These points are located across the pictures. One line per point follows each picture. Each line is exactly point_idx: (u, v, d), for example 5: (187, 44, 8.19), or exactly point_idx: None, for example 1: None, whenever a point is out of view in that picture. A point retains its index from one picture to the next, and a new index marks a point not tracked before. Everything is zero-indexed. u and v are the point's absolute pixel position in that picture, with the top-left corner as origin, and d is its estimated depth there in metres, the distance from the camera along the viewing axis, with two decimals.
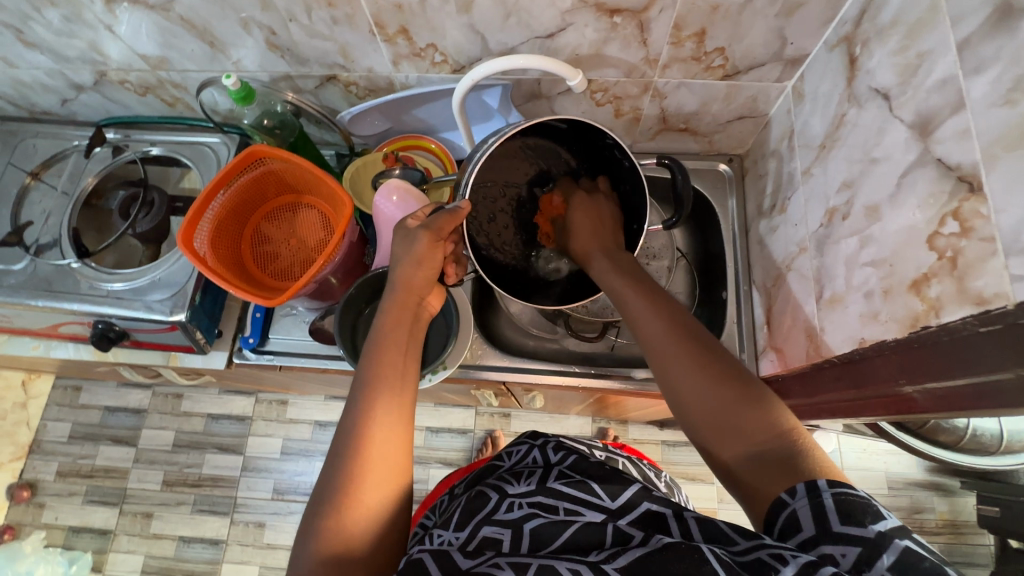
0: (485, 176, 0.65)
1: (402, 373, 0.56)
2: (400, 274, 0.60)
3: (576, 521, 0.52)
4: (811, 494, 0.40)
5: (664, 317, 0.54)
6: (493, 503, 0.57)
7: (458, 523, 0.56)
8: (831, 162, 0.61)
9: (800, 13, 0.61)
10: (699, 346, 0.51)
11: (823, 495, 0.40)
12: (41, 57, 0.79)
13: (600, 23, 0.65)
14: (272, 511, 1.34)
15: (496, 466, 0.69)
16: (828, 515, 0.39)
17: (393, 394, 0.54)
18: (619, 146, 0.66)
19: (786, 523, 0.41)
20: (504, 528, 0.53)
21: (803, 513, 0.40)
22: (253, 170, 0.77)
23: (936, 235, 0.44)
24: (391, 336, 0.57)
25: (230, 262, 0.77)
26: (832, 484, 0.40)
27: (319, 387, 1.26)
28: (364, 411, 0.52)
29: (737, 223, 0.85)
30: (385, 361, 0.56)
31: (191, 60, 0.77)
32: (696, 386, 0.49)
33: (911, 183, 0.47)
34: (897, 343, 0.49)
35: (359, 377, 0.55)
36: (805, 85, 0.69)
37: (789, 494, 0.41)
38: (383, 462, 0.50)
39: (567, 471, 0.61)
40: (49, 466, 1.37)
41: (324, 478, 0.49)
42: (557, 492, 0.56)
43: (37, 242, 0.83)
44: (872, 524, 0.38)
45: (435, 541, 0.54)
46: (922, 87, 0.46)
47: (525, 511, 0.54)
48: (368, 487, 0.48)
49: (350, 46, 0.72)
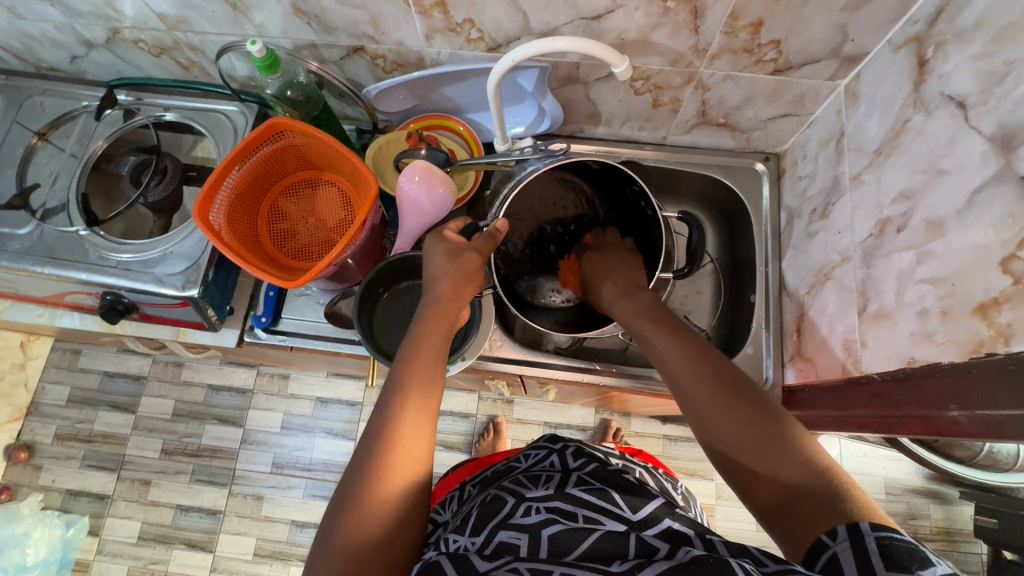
0: (515, 210, 0.78)
1: (432, 382, 0.54)
2: (441, 284, 0.60)
3: (596, 529, 0.50)
4: (853, 536, 0.38)
5: (689, 355, 0.54)
6: (510, 507, 0.55)
7: (474, 527, 0.54)
8: (887, 170, 0.58)
9: (867, 8, 0.58)
10: (728, 383, 0.51)
11: (866, 537, 0.38)
12: (52, 9, 0.75)
13: (652, 7, 0.61)
14: (270, 485, 1.33)
15: (512, 468, 0.68)
16: (872, 557, 0.37)
17: (422, 395, 0.52)
18: (644, 195, 0.75)
19: (826, 565, 0.38)
20: (521, 532, 0.51)
21: (844, 556, 0.38)
22: (272, 143, 0.74)
23: (1012, 258, 0.42)
24: (424, 338, 0.56)
25: (245, 239, 0.74)
26: (875, 526, 0.38)
27: (322, 365, 1.24)
28: (394, 409, 0.50)
29: (770, 225, 0.83)
30: (418, 361, 0.54)
31: (211, 21, 0.73)
32: (725, 424, 0.48)
33: (986, 201, 0.45)
34: (952, 367, 0.47)
35: (391, 375, 0.54)
36: (861, 85, 0.65)
37: (829, 536, 0.39)
38: (406, 462, 0.48)
39: (587, 477, 0.60)
40: (48, 429, 1.35)
41: (348, 472, 0.48)
42: (575, 498, 0.55)
43: (44, 206, 0.79)
44: (921, 570, 0.35)
45: (450, 547, 0.52)
46: (1008, 98, 0.43)
47: (543, 515, 0.53)
48: (388, 486, 0.46)
49: (381, 16, 0.68)
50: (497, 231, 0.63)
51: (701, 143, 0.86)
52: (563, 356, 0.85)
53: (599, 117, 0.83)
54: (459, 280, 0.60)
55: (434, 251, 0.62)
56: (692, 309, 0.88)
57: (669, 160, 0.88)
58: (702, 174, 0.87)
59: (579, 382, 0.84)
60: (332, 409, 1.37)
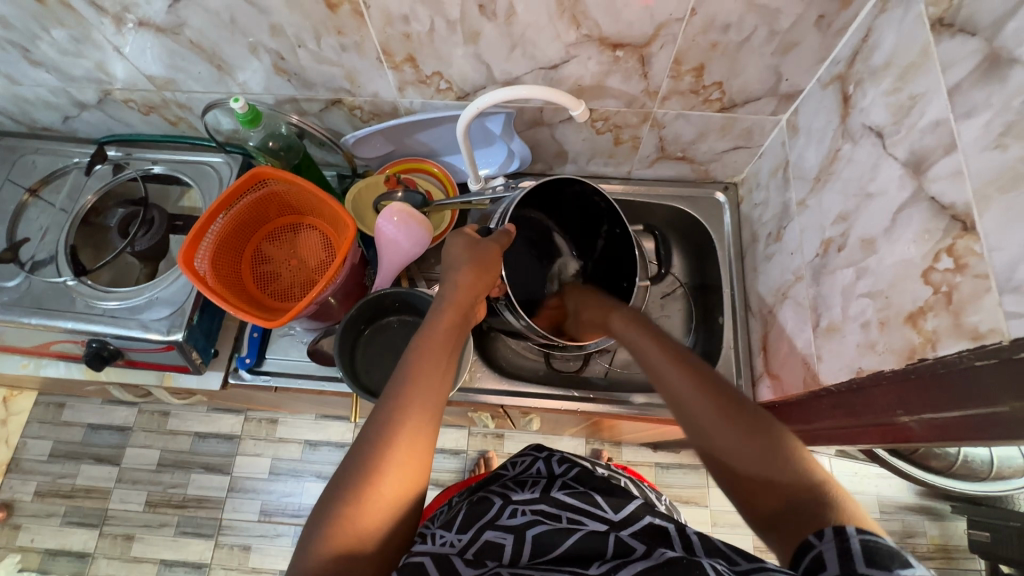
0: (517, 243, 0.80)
1: (439, 381, 0.55)
2: (462, 272, 0.63)
3: (578, 529, 0.52)
4: (838, 537, 0.40)
5: (677, 362, 0.56)
6: (496, 509, 0.58)
7: (460, 525, 0.57)
8: (826, 194, 0.63)
9: (795, 51, 0.64)
10: (716, 391, 0.53)
11: (851, 539, 0.39)
12: (46, 75, 0.80)
13: (603, 56, 0.67)
14: (258, 534, 1.31)
15: (500, 475, 0.70)
16: (853, 557, 0.38)
17: (426, 395, 0.53)
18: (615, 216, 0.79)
19: (810, 565, 0.40)
20: (506, 532, 0.53)
21: (829, 555, 0.39)
22: (255, 191, 0.77)
23: (931, 270, 0.46)
24: (431, 339, 0.58)
25: (229, 282, 0.76)
26: (860, 530, 0.39)
27: (310, 406, 1.25)
28: (399, 403, 0.52)
29: (733, 249, 0.87)
30: (428, 359, 0.56)
31: (197, 81, 0.78)
32: (712, 426, 0.51)
33: (906, 219, 0.49)
34: (893, 374, 0.50)
35: (396, 374, 0.55)
36: (799, 119, 0.71)
37: (816, 536, 0.41)
38: (406, 461, 0.49)
39: (570, 482, 0.62)
40: (28, 486, 1.33)
41: (344, 465, 0.49)
42: (559, 501, 0.57)
43: (33, 258, 0.82)
44: (899, 569, 0.36)
45: (437, 541, 0.54)
46: (915, 128, 0.48)
47: (528, 517, 0.55)
48: (383, 484, 0.47)
49: (356, 72, 0.74)
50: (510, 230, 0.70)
51: (663, 176, 0.92)
52: (542, 385, 0.88)
53: (566, 155, 0.89)
54: (479, 269, 0.64)
55: (453, 246, 0.66)
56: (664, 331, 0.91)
57: (636, 193, 0.92)
58: (667, 206, 0.92)
59: (560, 410, 0.85)
60: (322, 451, 1.37)
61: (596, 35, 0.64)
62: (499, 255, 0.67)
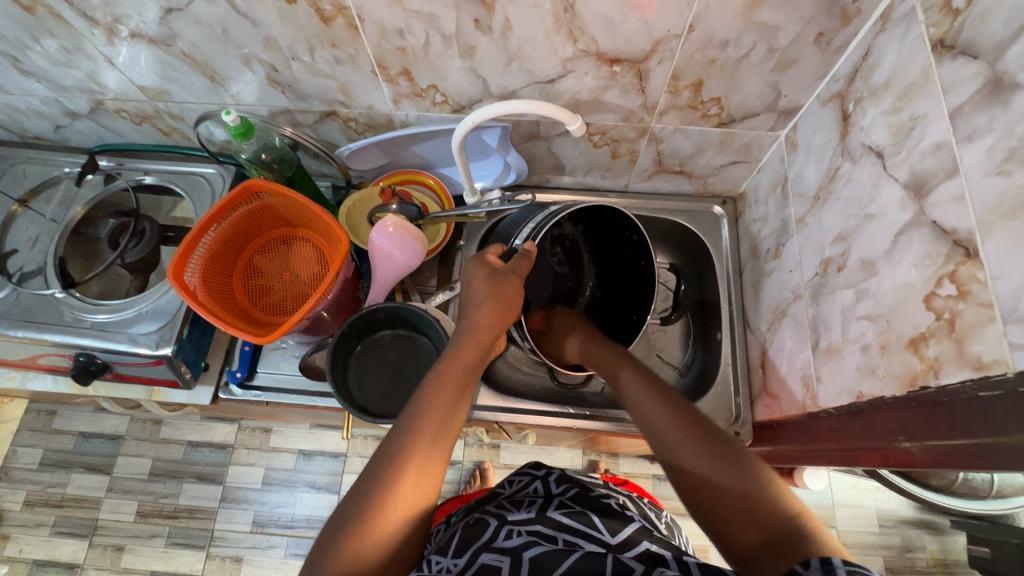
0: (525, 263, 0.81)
1: (451, 411, 0.54)
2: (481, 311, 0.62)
3: (576, 549, 0.51)
4: (825, 568, 0.37)
5: (657, 397, 0.58)
6: (491, 530, 0.56)
7: (456, 548, 0.55)
8: (825, 213, 0.62)
9: (794, 68, 0.63)
10: (692, 424, 0.54)
11: (837, 570, 0.37)
12: (37, 84, 0.79)
13: (600, 71, 0.66)
14: (250, 545, 1.29)
15: (496, 494, 0.69)
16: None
17: (442, 422, 0.53)
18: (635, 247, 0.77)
19: None
20: (503, 555, 0.52)
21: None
22: (248, 204, 0.77)
23: (933, 295, 0.45)
24: (451, 365, 0.59)
25: (220, 297, 0.75)
26: (847, 561, 0.37)
27: (303, 416, 1.23)
28: (411, 433, 0.51)
29: (731, 263, 0.86)
30: (441, 390, 0.55)
31: (190, 92, 0.77)
32: (690, 458, 0.51)
33: (907, 242, 0.48)
34: (895, 400, 0.49)
35: (414, 400, 0.55)
36: (798, 135, 0.70)
37: (802, 565, 0.39)
38: (417, 489, 0.48)
39: (567, 501, 0.62)
40: (18, 495, 1.31)
41: (355, 492, 0.48)
42: (556, 522, 0.56)
43: (21, 270, 0.81)
44: None
45: (433, 568, 0.52)
46: (916, 150, 0.48)
47: (524, 538, 0.54)
48: (392, 512, 0.46)
49: (351, 84, 0.73)
50: (530, 251, 0.66)
51: (662, 190, 0.91)
52: (541, 400, 0.86)
53: (563, 168, 0.88)
54: (498, 307, 0.63)
55: (475, 276, 0.65)
56: (661, 346, 0.90)
57: (634, 206, 0.92)
58: (665, 219, 0.91)
59: (557, 426, 0.84)
60: (316, 461, 1.35)
61: (593, 50, 0.63)
62: (517, 289, 0.64)
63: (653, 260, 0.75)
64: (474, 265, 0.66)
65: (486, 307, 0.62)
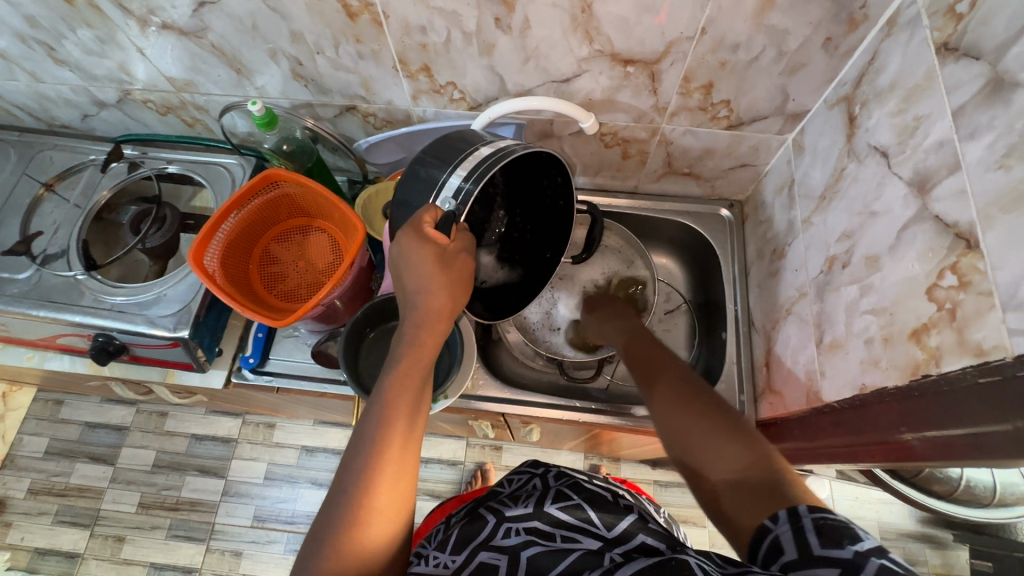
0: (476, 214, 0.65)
1: (412, 413, 0.53)
2: (432, 297, 0.57)
3: (575, 547, 0.52)
4: (792, 519, 0.41)
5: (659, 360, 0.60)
6: (490, 528, 0.58)
7: (455, 545, 0.56)
8: (831, 213, 0.64)
9: (802, 72, 0.65)
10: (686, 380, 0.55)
11: (804, 518, 0.41)
12: (69, 73, 0.81)
13: (614, 72, 0.69)
14: (250, 540, 1.29)
15: (495, 492, 0.69)
16: (810, 536, 0.39)
17: (406, 431, 0.51)
18: (560, 192, 0.69)
19: (769, 549, 0.41)
20: (501, 553, 0.53)
21: (784, 537, 0.41)
22: (267, 193, 0.79)
23: (935, 287, 0.46)
24: (408, 364, 0.55)
25: (238, 281, 0.78)
26: (812, 509, 0.41)
27: (308, 411, 1.24)
28: (375, 441, 0.50)
29: (738, 265, 0.88)
30: (401, 391, 0.53)
31: (217, 84, 0.80)
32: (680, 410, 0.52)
33: (911, 237, 0.50)
34: (897, 390, 0.50)
35: (372, 407, 0.52)
36: (805, 138, 0.72)
37: (772, 520, 0.42)
38: (391, 500, 0.48)
39: (565, 492, 0.62)
40: (22, 483, 1.32)
41: (327, 511, 0.47)
42: (554, 518, 0.57)
43: (44, 252, 0.83)
44: (850, 545, 0.38)
45: (431, 563, 0.54)
46: (919, 148, 0.49)
47: (522, 536, 0.55)
48: (370, 526, 0.46)
49: (372, 79, 0.75)
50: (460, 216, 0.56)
51: (670, 192, 0.93)
52: (545, 395, 0.87)
53: (575, 168, 0.90)
54: (454, 286, 0.58)
55: (416, 258, 0.54)
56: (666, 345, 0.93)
57: (642, 207, 0.93)
58: (673, 220, 0.93)
59: (560, 420, 0.85)
60: (318, 457, 1.36)
61: (608, 51, 0.65)
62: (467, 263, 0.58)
63: (574, 200, 0.69)
64: (411, 243, 0.54)
65: (442, 294, 0.57)
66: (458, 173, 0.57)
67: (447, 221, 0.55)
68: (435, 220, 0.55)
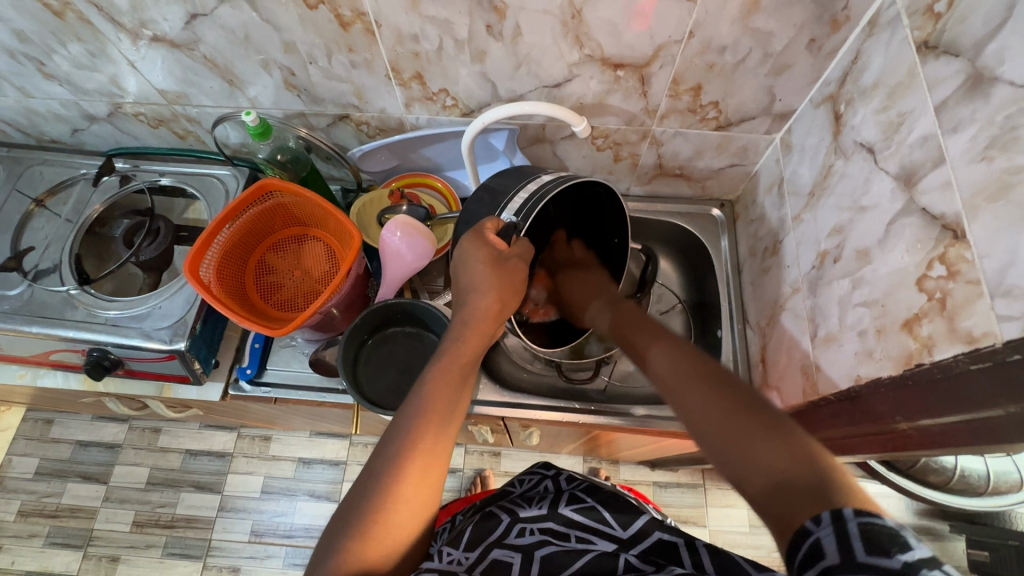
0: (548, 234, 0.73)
1: (446, 414, 0.53)
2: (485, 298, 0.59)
3: (589, 550, 0.53)
4: (835, 521, 0.35)
5: (669, 353, 0.54)
6: (503, 527, 0.58)
7: (468, 542, 0.56)
8: (820, 209, 0.65)
9: (788, 73, 0.67)
10: (708, 374, 0.50)
11: (848, 522, 0.35)
12: (59, 88, 0.81)
13: (604, 76, 0.70)
14: (248, 555, 1.27)
15: (507, 491, 0.69)
16: (852, 542, 0.34)
17: (440, 427, 0.51)
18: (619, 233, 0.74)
19: (807, 553, 0.35)
20: (514, 551, 0.54)
21: (825, 542, 0.35)
22: (262, 203, 0.79)
23: (925, 278, 0.47)
24: (448, 360, 0.57)
25: (233, 291, 0.77)
26: (858, 511, 0.35)
27: (305, 423, 1.23)
28: (410, 432, 0.50)
29: (730, 264, 0.89)
30: (438, 388, 0.54)
31: (208, 96, 0.80)
32: (705, 411, 0.47)
33: (899, 230, 0.51)
34: (892, 380, 0.51)
35: (411, 401, 0.53)
36: (792, 137, 0.74)
37: (812, 521, 0.36)
38: (416, 493, 0.47)
39: (579, 494, 0.62)
40: (12, 505, 1.30)
41: (358, 490, 0.47)
42: (567, 519, 0.58)
43: (36, 268, 0.82)
44: (899, 554, 0.32)
45: (444, 559, 0.53)
46: (904, 143, 0.51)
47: (536, 537, 0.55)
48: (393, 517, 0.46)
49: (364, 88, 0.76)
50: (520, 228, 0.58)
51: (662, 194, 0.94)
52: (544, 397, 0.87)
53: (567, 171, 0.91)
54: (504, 292, 0.59)
55: (473, 259, 0.56)
56: None
57: (635, 209, 0.94)
58: (665, 221, 0.94)
59: (559, 421, 0.85)
60: (315, 469, 1.35)
61: (598, 55, 0.67)
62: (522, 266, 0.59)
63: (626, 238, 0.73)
64: (471, 245, 0.57)
65: (489, 294, 0.59)
66: (520, 195, 0.60)
67: (508, 230, 0.58)
68: (497, 228, 0.59)
